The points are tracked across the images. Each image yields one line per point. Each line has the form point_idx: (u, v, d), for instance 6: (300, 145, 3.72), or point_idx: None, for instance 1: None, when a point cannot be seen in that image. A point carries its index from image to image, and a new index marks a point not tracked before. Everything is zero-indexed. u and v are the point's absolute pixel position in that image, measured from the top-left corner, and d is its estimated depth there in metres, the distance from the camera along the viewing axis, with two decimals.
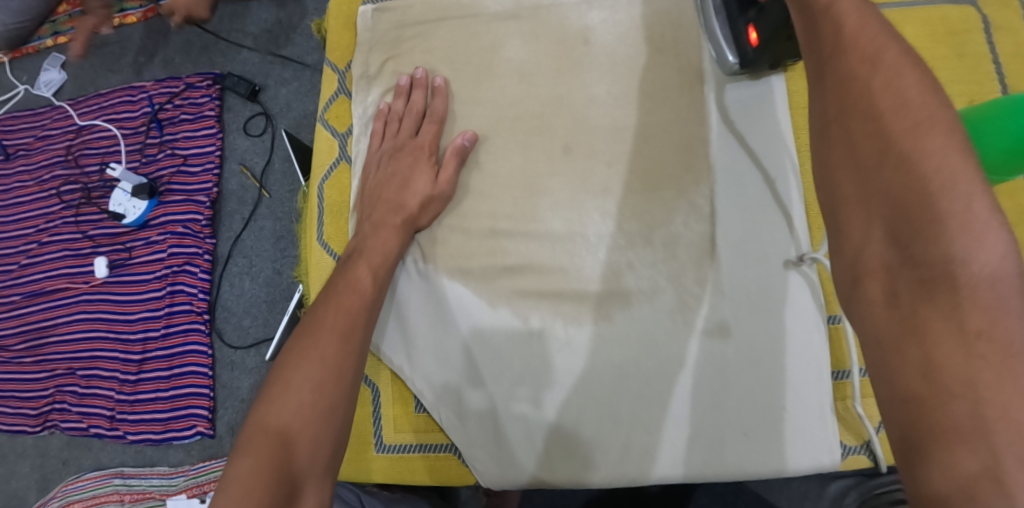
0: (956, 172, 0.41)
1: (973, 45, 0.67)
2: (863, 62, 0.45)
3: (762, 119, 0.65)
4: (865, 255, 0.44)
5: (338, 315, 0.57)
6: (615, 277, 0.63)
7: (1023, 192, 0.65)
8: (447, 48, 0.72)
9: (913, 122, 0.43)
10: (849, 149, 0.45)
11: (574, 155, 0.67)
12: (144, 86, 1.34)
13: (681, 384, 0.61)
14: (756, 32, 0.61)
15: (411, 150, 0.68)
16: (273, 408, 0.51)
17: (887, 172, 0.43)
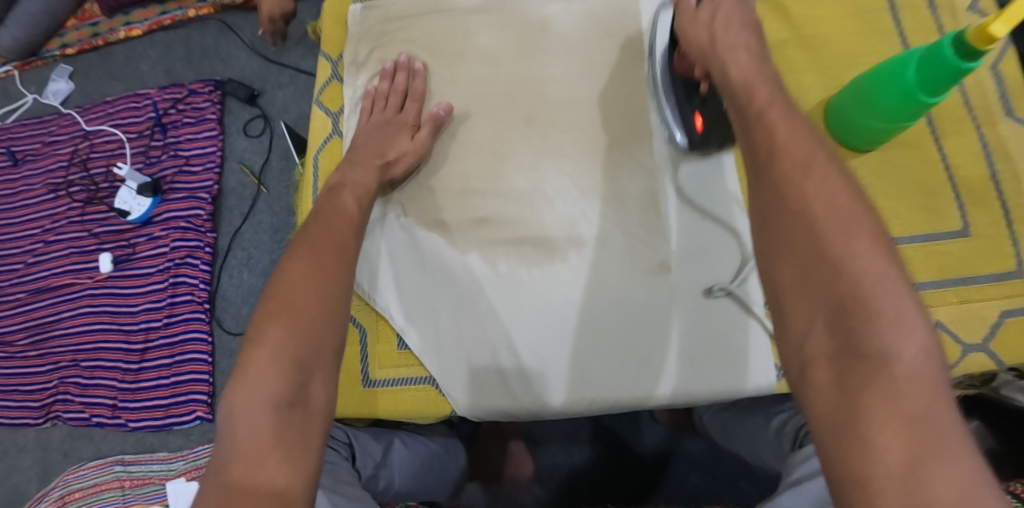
0: (882, 272, 0.47)
1: (881, 22, 0.78)
2: (793, 166, 0.53)
3: (715, 185, 0.73)
4: (810, 343, 0.48)
5: (331, 236, 0.64)
6: (571, 226, 0.72)
7: (932, 143, 0.74)
8: (425, 39, 0.82)
9: (840, 226, 0.49)
10: (787, 244, 0.51)
11: (536, 125, 0.76)
12: (149, 93, 1.43)
13: (643, 319, 0.70)
14: (701, 118, 0.71)
15: (396, 123, 0.76)
16: (280, 305, 0.57)
17: (825, 270, 0.48)
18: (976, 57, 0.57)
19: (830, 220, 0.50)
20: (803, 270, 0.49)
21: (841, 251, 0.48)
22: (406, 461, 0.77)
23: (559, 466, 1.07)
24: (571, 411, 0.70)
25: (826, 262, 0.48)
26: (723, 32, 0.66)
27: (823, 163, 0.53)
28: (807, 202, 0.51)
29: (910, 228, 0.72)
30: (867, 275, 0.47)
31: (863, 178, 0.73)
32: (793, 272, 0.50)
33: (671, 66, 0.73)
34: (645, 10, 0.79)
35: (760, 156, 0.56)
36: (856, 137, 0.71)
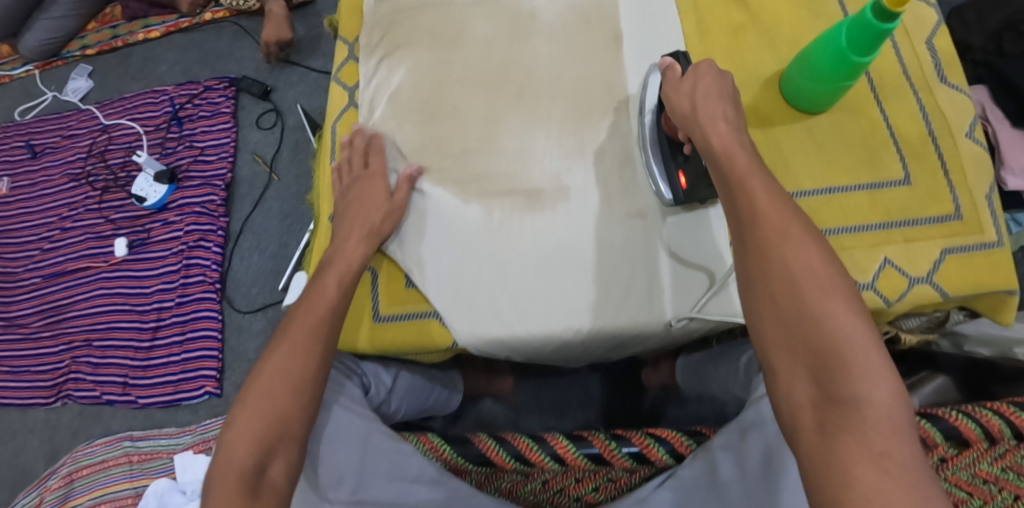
0: (853, 330, 0.55)
1: (828, 8, 0.89)
2: (777, 235, 0.60)
3: (699, 234, 0.79)
4: (794, 389, 0.56)
5: (312, 321, 0.72)
6: (558, 179, 0.82)
7: (874, 108, 0.85)
8: (429, 25, 0.90)
9: (819, 291, 0.57)
10: (771, 303, 0.59)
11: (527, 95, 0.86)
12: (166, 90, 1.54)
13: (627, 260, 0.79)
14: (684, 176, 0.77)
15: (365, 179, 0.83)
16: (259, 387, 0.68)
17: (804, 327, 0.56)
18: (894, 19, 0.70)
19: (809, 283, 0.57)
20: (786, 326, 0.57)
21: (822, 313, 0.56)
22: (408, 388, 0.92)
23: (560, 421, 1.21)
24: (565, 338, 0.78)
25: (805, 318, 0.57)
26: (703, 103, 0.72)
27: (798, 229, 0.60)
28: (789, 268, 0.59)
29: (858, 178, 0.82)
30: (840, 330, 0.55)
31: (814, 137, 0.84)
32: (777, 329, 0.58)
33: (660, 129, 0.79)
34: (631, 72, 0.86)
35: (745, 228, 0.63)
36: (809, 102, 0.83)
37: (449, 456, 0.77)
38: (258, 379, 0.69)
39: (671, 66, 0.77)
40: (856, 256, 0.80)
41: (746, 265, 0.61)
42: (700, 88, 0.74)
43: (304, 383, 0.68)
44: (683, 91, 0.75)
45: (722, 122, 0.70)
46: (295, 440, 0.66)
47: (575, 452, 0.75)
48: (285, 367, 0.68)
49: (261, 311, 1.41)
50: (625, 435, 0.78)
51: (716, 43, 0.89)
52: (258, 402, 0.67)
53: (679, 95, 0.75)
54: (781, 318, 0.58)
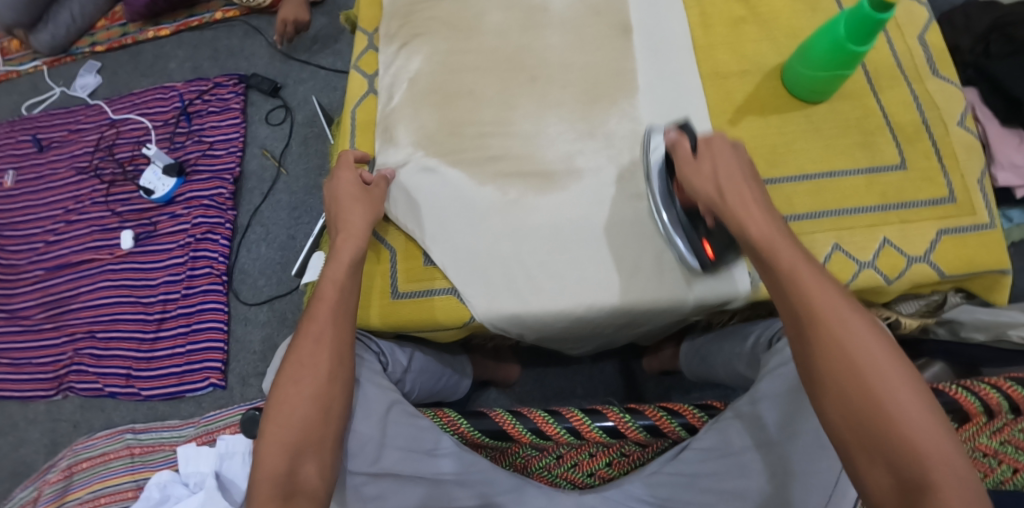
0: (923, 419, 0.56)
1: (825, 4, 0.91)
2: (838, 327, 0.61)
3: (727, 291, 0.80)
4: (874, 484, 0.56)
5: (318, 323, 0.74)
6: (571, 159, 0.85)
7: (864, 98, 0.88)
8: (445, 17, 0.94)
9: (887, 384, 0.58)
10: (840, 396, 0.59)
11: (540, 82, 0.88)
12: (175, 86, 1.59)
13: (637, 231, 0.82)
14: (710, 245, 0.77)
15: (346, 182, 0.84)
16: (284, 398, 0.70)
17: (877, 422, 0.57)
18: (889, 9, 0.73)
19: (875, 376, 0.58)
20: (857, 421, 0.58)
21: (893, 408, 0.57)
22: (422, 369, 0.93)
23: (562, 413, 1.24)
24: (580, 313, 0.80)
25: (876, 411, 0.57)
26: (727, 185, 0.71)
27: (857, 322, 0.61)
28: (854, 363, 0.59)
29: (857, 163, 0.85)
30: (911, 423, 0.56)
31: (813, 123, 0.86)
32: (848, 424, 0.58)
33: (675, 201, 0.79)
34: (639, 58, 0.89)
35: (802, 323, 0.62)
36: (808, 91, 0.85)
37: (466, 429, 0.78)
38: (280, 395, 0.71)
39: (680, 142, 0.76)
40: (856, 236, 0.83)
41: (807, 361, 0.61)
42: (722, 165, 0.73)
43: (325, 392, 0.71)
44: (705, 170, 0.73)
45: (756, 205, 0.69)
46: (322, 443, 0.69)
47: (591, 426, 0.76)
48: (298, 374, 0.71)
49: (267, 303, 1.44)
50: (640, 408, 0.78)
51: (717, 35, 0.91)
52: (283, 422, 0.69)
53: (700, 175, 0.74)
54: (852, 413, 0.58)
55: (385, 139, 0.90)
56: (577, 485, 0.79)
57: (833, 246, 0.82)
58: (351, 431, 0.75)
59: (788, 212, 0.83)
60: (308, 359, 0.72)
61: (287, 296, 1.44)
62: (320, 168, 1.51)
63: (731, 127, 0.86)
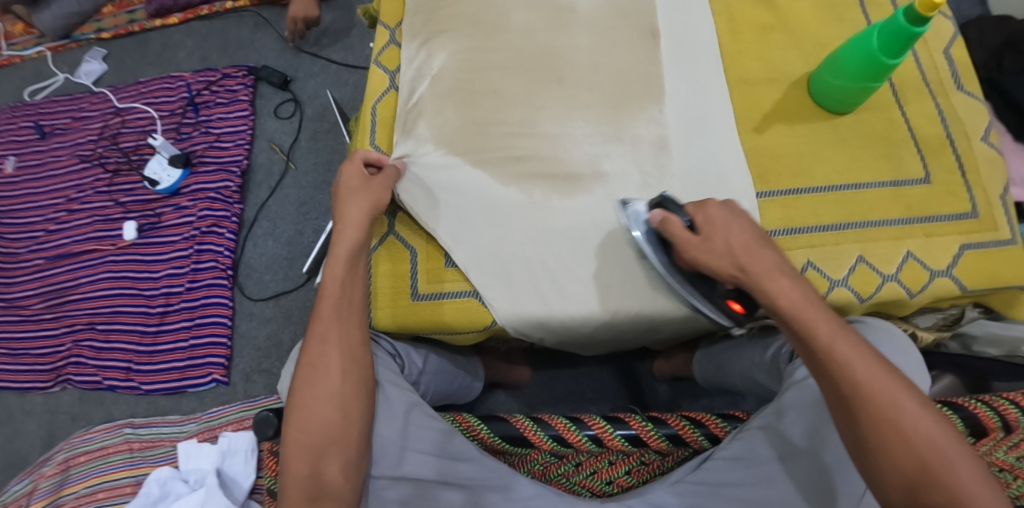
0: (969, 475, 0.59)
1: (851, 15, 0.91)
2: (888, 404, 0.62)
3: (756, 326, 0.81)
4: None
5: (324, 322, 0.73)
6: (596, 162, 0.84)
7: (891, 110, 0.88)
8: (470, 14, 0.92)
9: (941, 457, 0.60)
10: (891, 461, 0.61)
11: (567, 83, 0.87)
12: (183, 76, 1.58)
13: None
14: (738, 304, 0.75)
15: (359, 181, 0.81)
16: (303, 398, 0.71)
17: (930, 483, 0.60)
18: (924, 23, 0.73)
19: (920, 440, 0.61)
20: (916, 493, 0.60)
21: (944, 469, 0.60)
22: (437, 371, 0.93)
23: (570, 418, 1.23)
24: (605, 319, 0.80)
25: (927, 473, 0.60)
26: (749, 262, 0.69)
27: (905, 397, 0.62)
28: (908, 438, 0.61)
29: (882, 176, 0.85)
30: (960, 482, 0.59)
31: (839, 134, 0.86)
32: (905, 496, 0.61)
33: (682, 271, 0.77)
34: (665, 63, 0.88)
35: (851, 402, 0.63)
36: (835, 101, 0.85)
37: (485, 434, 0.77)
38: (298, 397, 0.71)
39: (668, 221, 0.73)
40: (879, 248, 0.82)
41: (860, 436, 0.63)
42: (733, 239, 0.71)
43: (342, 390, 0.71)
44: (718, 249, 0.71)
45: (785, 277, 0.68)
46: (343, 441, 0.69)
47: (613, 433, 0.76)
48: (313, 374, 0.72)
49: (273, 299, 1.42)
50: (662, 417, 0.78)
51: (745, 42, 0.90)
52: (303, 427, 0.70)
53: (711, 253, 0.71)
54: (910, 486, 0.61)
55: (405, 131, 0.89)
56: (595, 493, 0.78)
57: (857, 257, 0.82)
58: (375, 435, 0.74)
59: (813, 222, 0.83)
60: (321, 359, 0.72)
61: (293, 292, 1.42)
62: (328, 163, 1.50)
63: (756, 135, 0.86)
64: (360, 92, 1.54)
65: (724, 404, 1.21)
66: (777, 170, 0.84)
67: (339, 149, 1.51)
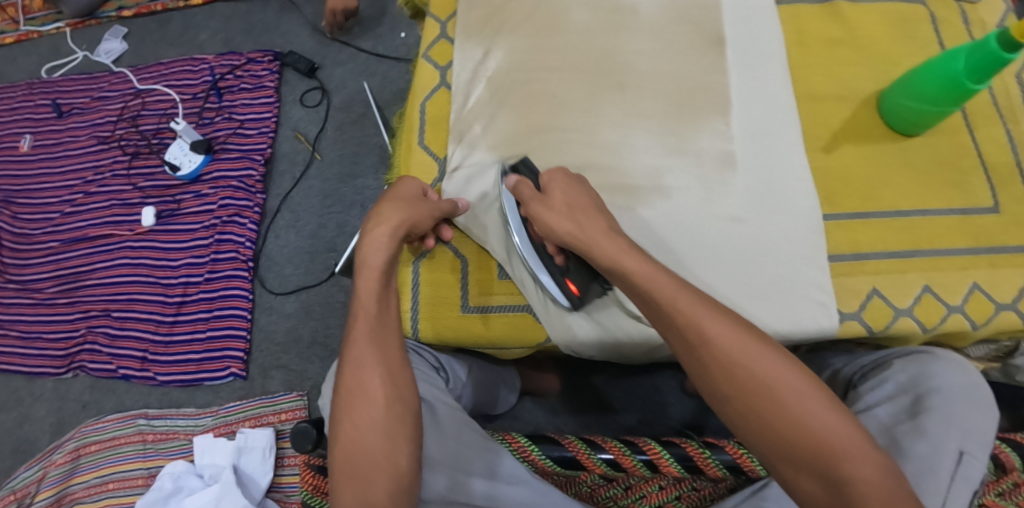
0: (826, 417, 0.57)
1: (921, 32, 0.88)
2: (733, 347, 0.60)
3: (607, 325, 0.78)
4: (809, 496, 0.57)
5: (361, 346, 0.69)
6: (659, 176, 0.80)
7: (960, 134, 0.84)
8: (530, 13, 0.88)
9: (790, 392, 0.58)
10: (754, 414, 0.59)
11: (628, 90, 0.84)
12: (206, 59, 1.54)
13: (736, 256, 0.77)
14: (574, 284, 0.76)
15: (407, 198, 0.77)
16: (347, 421, 0.67)
17: (789, 428, 0.57)
18: (1016, 49, 0.69)
19: (779, 388, 0.59)
20: (776, 436, 0.58)
21: (804, 416, 0.57)
22: (479, 381, 0.90)
23: (601, 428, 1.20)
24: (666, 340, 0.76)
25: (785, 421, 0.58)
26: (581, 218, 0.71)
27: (748, 339, 0.61)
28: (765, 387, 0.59)
29: (949, 203, 0.82)
30: (823, 426, 0.57)
31: (907, 157, 0.83)
32: (766, 440, 0.58)
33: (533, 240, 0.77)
34: (733, 75, 0.84)
35: (699, 351, 0.61)
36: (906, 122, 0.81)
37: (536, 456, 0.73)
38: (339, 425, 0.67)
39: (522, 182, 0.75)
40: (944, 278, 0.79)
41: (710, 385, 0.61)
42: (574, 198, 0.73)
43: (385, 414, 0.67)
44: (558, 207, 0.72)
45: (618, 237, 0.69)
46: (393, 466, 0.66)
47: (668, 458, 0.73)
48: (355, 399, 0.68)
49: (294, 293, 1.38)
50: (719, 443, 0.76)
51: (815, 57, 0.87)
52: (349, 458, 0.66)
53: (553, 210, 0.72)
54: (770, 429, 0.58)
55: (458, 137, 0.85)
56: None
57: (922, 287, 0.79)
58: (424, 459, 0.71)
59: (879, 248, 0.80)
60: (360, 385, 0.68)
61: (315, 288, 1.38)
62: (355, 155, 1.45)
63: (824, 155, 0.83)
64: (388, 83, 1.49)
65: None
66: (845, 192, 0.81)
67: (365, 142, 1.46)
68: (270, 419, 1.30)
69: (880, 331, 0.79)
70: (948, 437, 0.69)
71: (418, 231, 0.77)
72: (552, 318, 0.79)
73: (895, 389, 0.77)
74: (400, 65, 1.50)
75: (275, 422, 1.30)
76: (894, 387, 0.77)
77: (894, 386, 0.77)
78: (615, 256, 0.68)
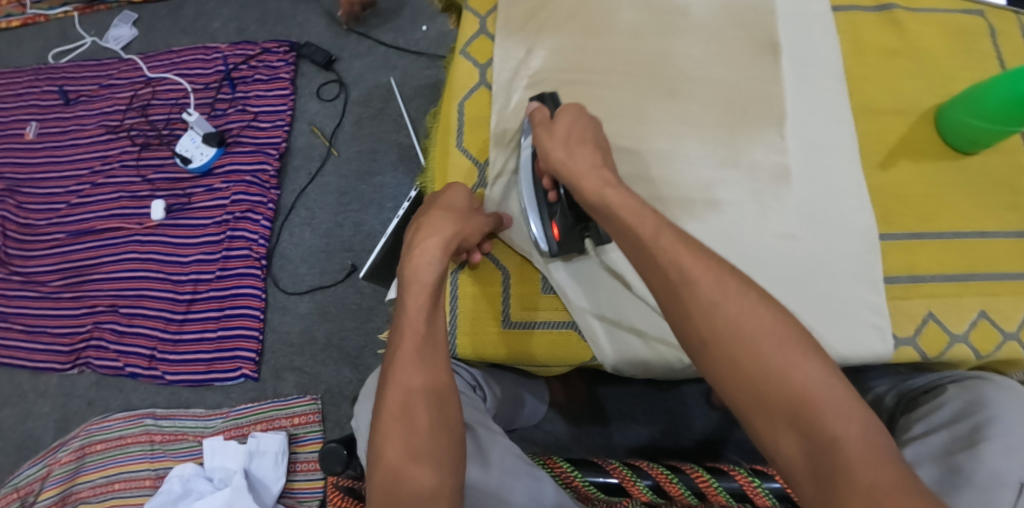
0: (805, 367, 0.54)
1: (980, 45, 0.85)
2: (715, 289, 0.57)
3: (586, 276, 0.79)
4: (782, 450, 0.53)
5: (407, 367, 0.66)
6: (710, 189, 0.77)
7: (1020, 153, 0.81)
8: (577, 12, 0.85)
9: (771, 343, 0.55)
10: (728, 360, 0.55)
11: (678, 96, 0.80)
12: (219, 48, 1.49)
13: (793, 276, 0.74)
14: (557, 228, 0.76)
15: (453, 210, 0.76)
16: (389, 446, 0.64)
17: (763, 376, 0.54)
18: None
19: (755, 334, 0.55)
20: (749, 385, 0.54)
21: (780, 364, 0.54)
22: (511, 397, 0.88)
23: (623, 441, 1.18)
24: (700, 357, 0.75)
25: (761, 368, 0.54)
26: (571, 155, 0.71)
27: (731, 282, 0.58)
28: (739, 331, 0.56)
29: (1007, 225, 0.79)
30: (803, 377, 0.53)
31: (965, 176, 0.80)
32: (743, 390, 0.55)
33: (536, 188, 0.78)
34: (787, 83, 0.81)
35: (680, 292, 0.58)
36: (964, 140, 0.78)
37: (579, 482, 0.72)
38: (379, 449, 0.64)
39: (539, 107, 0.77)
40: (1002, 303, 0.76)
41: (688, 329, 0.57)
42: (574, 132, 0.73)
43: (428, 444, 0.64)
44: (558, 138, 0.73)
45: (603, 174, 0.69)
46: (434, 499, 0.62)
47: (716, 488, 0.71)
48: (399, 424, 0.64)
49: (308, 294, 1.34)
50: (767, 472, 0.73)
51: (872, 67, 0.84)
52: (390, 486, 0.62)
53: (552, 139, 0.73)
54: (742, 375, 0.55)
55: (500, 140, 0.83)
56: None
57: (978, 312, 0.76)
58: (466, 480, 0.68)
59: (936, 271, 0.77)
60: (408, 411, 0.65)
61: (330, 288, 1.34)
62: (373, 152, 1.41)
63: (880, 171, 0.80)
64: (408, 77, 1.45)
65: None
66: (903, 211, 0.79)
67: (384, 138, 1.42)
68: (282, 423, 1.27)
69: (934, 357, 0.76)
70: (1011, 467, 0.66)
71: (465, 243, 0.76)
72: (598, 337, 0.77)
73: (950, 415, 0.72)
74: (421, 59, 1.46)
75: (287, 426, 1.26)
76: (950, 412, 0.72)
77: (951, 412, 0.72)
78: (600, 191, 0.68)
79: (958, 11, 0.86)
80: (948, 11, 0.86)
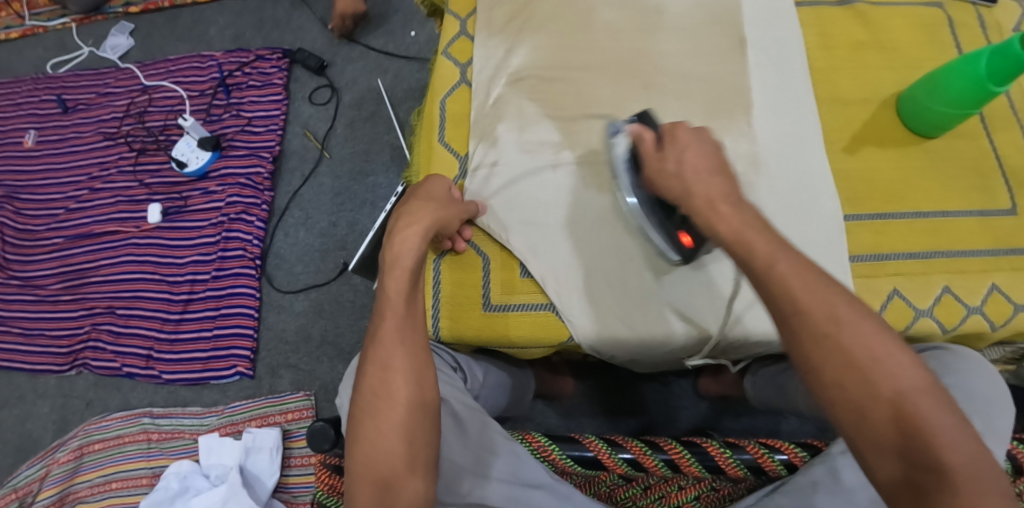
0: (915, 392, 0.52)
1: (941, 36, 0.89)
2: (827, 321, 0.54)
3: (703, 284, 0.79)
4: (887, 474, 0.51)
5: (387, 346, 0.69)
6: None
7: (980, 137, 0.85)
8: (555, 11, 0.89)
9: (884, 369, 0.53)
10: (836, 381, 0.53)
11: (654, 88, 0.84)
12: (214, 55, 1.54)
13: None
14: (688, 237, 0.75)
15: (430, 198, 0.79)
16: (372, 421, 0.67)
17: (866, 400, 0.52)
18: None
19: (867, 358, 0.53)
20: (858, 410, 0.52)
21: (893, 390, 0.52)
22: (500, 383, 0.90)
23: (615, 429, 1.20)
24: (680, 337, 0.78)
25: (868, 393, 0.52)
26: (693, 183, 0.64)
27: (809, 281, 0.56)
28: (850, 353, 0.53)
29: (969, 204, 0.82)
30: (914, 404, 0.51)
31: (931, 160, 0.83)
32: (847, 417, 0.53)
33: (645, 195, 0.77)
34: (755, 74, 0.85)
35: (792, 321, 0.55)
36: (929, 125, 0.82)
37: (557, 456, 0.74)
38: (360, 427, 0.67)
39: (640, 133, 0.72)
40: (967, 280, 0.79)
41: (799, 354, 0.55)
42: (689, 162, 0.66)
43: (409, 422, 0.67)
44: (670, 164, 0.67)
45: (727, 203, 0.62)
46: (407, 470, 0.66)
47: (690, 459, 0.73)
48: (379, 399, 0.67)
49: (303, 292, 1.37)
50: (739, 444, 0.75)
51: (838, 59, 0.88)
52: (371, 459, 0.66)
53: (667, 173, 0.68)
54: (849, 399, 0.53)
55: (481, 134, 0.87)
56: None
57: (942, 288, 0.79)
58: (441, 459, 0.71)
59: (900, 249, 0.80)
60: (385, 386, 0.68)
61: (324, 286, 1.37)
62: (366, 153, 1.45)
63: (847, 156, 0.84)
64: (400, 81, 1.49)
65: (768, 429, 1.18)
66: (870, 193, 0.82)
67: (378, 140, 1.46)
68: (277, 419, 1.29)
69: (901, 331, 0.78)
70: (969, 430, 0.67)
71: (446, 229, 0.79)
72: (578, 318, 0.80)
73: None
74: (412, 63, 1.50)
75: (282, 422, 1.28)
76: None
77: None
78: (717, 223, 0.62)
79: (918, 5, 0.90)
80: (909, 4, 0.90)
